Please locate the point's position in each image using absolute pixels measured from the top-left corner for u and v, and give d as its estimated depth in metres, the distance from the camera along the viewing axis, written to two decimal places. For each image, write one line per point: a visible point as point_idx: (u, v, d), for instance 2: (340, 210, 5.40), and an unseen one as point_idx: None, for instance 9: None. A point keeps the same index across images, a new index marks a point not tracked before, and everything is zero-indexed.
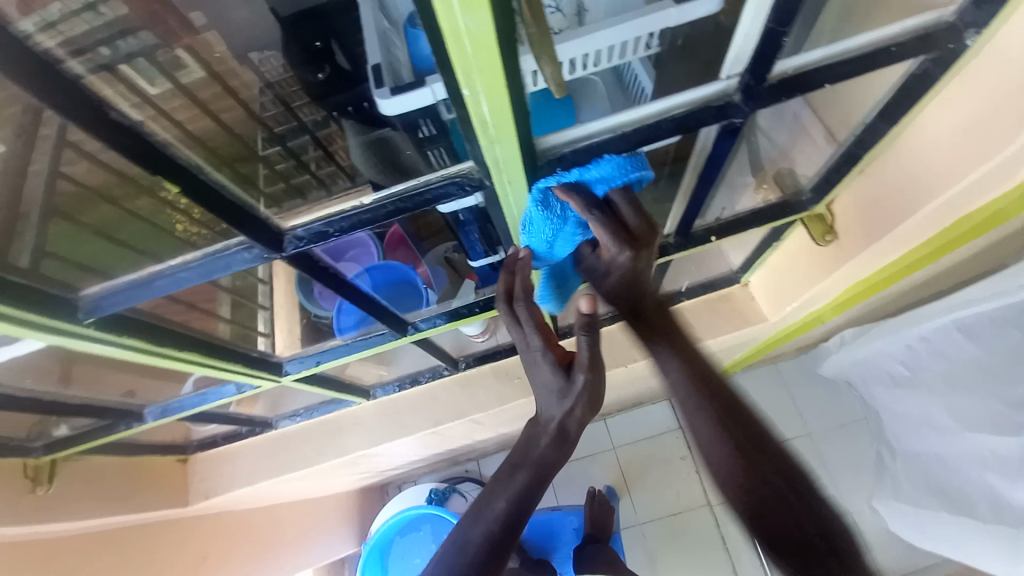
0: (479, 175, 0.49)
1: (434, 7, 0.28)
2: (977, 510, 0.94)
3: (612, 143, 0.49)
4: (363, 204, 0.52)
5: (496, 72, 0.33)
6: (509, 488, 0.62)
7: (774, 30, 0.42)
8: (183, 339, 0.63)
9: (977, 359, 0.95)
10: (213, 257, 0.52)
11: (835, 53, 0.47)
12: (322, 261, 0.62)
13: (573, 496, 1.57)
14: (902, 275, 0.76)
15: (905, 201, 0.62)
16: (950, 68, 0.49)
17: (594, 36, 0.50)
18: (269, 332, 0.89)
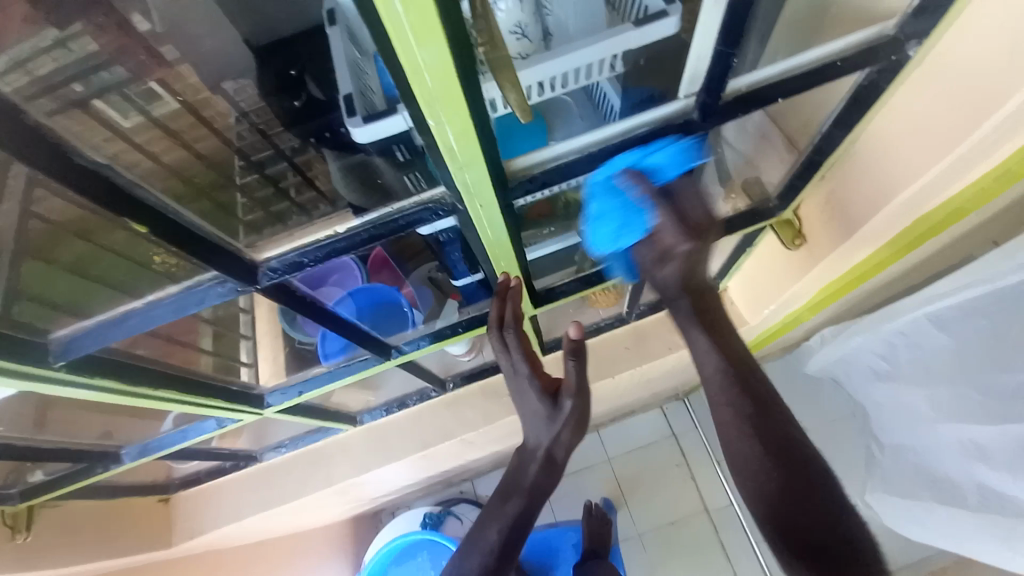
0: (451, 200, 0.49)
1: (393, 44, 0.29)
2: (965, 499, 0.93)
3: (579, 163, 0.51)
4: (337, 233, 0.52)
5: (458, 102, 0.34)
6: (500, 518, 0.63)
7: (724, 50, 0.44)
8: (158, 378, 0.62)
9: (949, 348, 0.99)
10: (186, 291, 0.52)
11: (786, 69, 0.49)
12: (299, 290, 0.61)
13: (570, 511, 1.56)
14: (872, 273, 0.78)
15: (867, 203, 0.64)
16: (896, 77, 0.52)
17: (559, 60, 0.51)
18: (252, 362, 0.88)
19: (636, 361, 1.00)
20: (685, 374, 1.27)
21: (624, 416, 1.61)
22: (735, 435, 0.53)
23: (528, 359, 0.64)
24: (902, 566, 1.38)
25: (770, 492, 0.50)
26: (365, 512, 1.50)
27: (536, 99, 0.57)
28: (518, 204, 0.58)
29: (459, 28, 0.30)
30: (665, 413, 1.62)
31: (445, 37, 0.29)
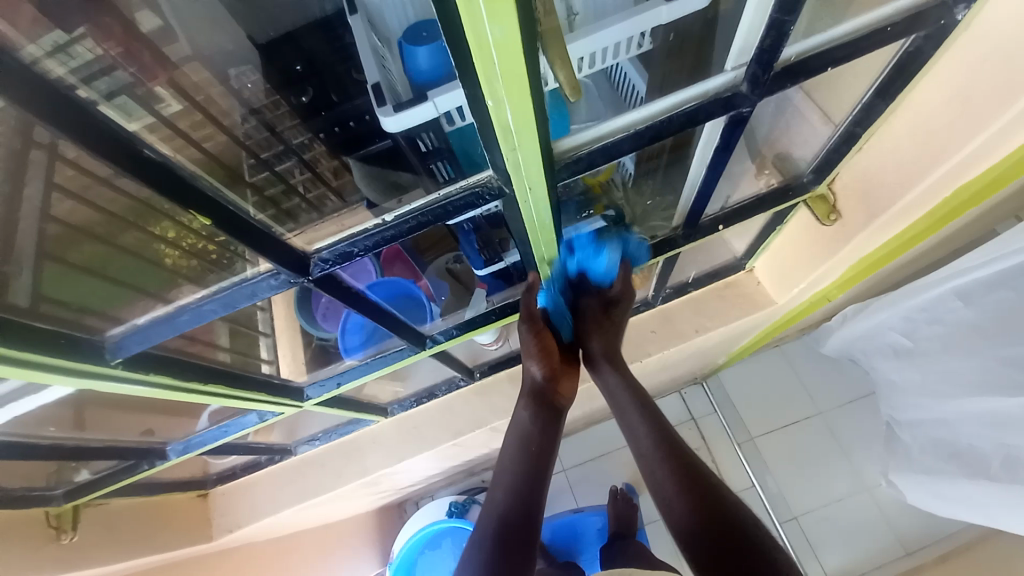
0: (498, 183, 0.49)
1: (461, 20, 0.29)
2: (991, 469, 0.96)
3: (626, 141, 0.51)
4: (385, 221, 0.53)
5: (518, 77, 0.33)
6: (505, 482, 0.69)
7: (779, 19, 0.43)
8: (205, 373, 0.65)
9: (972, 321, 0.96)
10: (237, 286, 0.54)
11: (828, 40, 0.48)
12: (345, 282, 0.64)
13: (593, 497, 1.58)
14: (905, 245, 0.77)
15: (908, 175, 0.62)
16: (942, 43, 0.50)
17: (594, 36, 0.52)
18: (272, 359, 0.85)
19: (664, 345, 0.99)
20: (707, 357, 1.27)
21: None
22: (641, 431, 0.70)
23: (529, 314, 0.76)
24: (928, 543, 1.38)
25: (672, 490, 0.64)
26: (392, 502, 1.53)
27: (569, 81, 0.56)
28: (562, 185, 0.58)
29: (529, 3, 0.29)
30: (683, 396, 1.63)
31: (514, 9, 0.28)
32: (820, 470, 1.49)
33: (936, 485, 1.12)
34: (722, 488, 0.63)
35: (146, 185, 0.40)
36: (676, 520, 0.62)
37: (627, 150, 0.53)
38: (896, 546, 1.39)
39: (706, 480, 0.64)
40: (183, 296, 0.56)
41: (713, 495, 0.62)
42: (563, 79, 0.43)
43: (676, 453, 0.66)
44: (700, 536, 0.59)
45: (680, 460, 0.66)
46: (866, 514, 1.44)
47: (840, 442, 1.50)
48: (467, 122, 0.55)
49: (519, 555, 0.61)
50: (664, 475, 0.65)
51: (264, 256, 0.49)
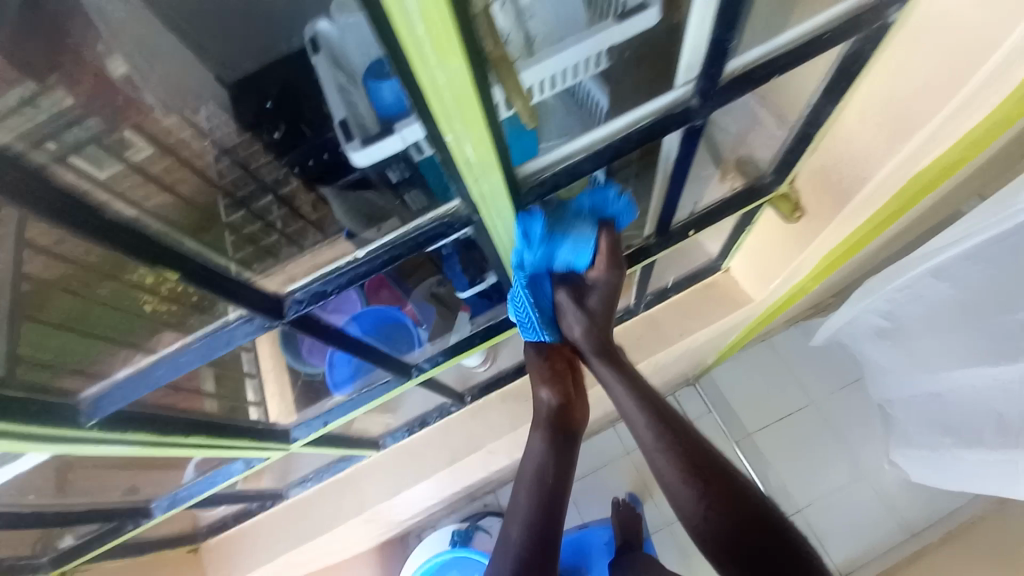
0: (466, 212, 0.52)
1: (411, 65, 0.30)
2: (987, 437, 0.99)
3: (588, 159, 0.55)
4: (357, 257, 0.57)
5: (473, 113, 0.35)
6: (518, 516, 0.68)
7: (720, 34, 0.46)
8: (186, 426, 0.64)
9: (949, 298, 0.98)
10: (213, 334, 0.55)
11: (770, 49, 0.51)
12: (322, 320, 0.64)
13: (598, 509, 1.56)
14: (872, 234, 0.80)
15: (861, 169, 0.65)
16: (879, 43, 0.53)
17: (549, 60, 0.53)
18: (259, 401, 0.81)
19: (651, 351, 1.00)
20: (695, 358, 1.28)
21: None
22: (651, 438, 0.66)
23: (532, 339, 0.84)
24: (931, 523, 1.40)
25: (690, 497, 0.62)
26: (394, 536, 1.50)
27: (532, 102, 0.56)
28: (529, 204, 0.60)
29: (475, 49, 0.31)
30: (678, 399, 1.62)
31: (461, 52, 0.29)
32: (816, 459, 1.50)
33: (936, 458, 1.18)
34: (741, 484, 0.62)
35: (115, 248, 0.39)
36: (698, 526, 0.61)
37: (588, 170, 0.56)
38: (899, 529, 1.41)
39: (724, 481, 0.62)
40: (162, 346, 0.56)
41: (735, 496, 0.61)
42: (518, 108, 0.44)
43: (692, 458, 0.64)
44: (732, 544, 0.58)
45: (696, 466, 0.63)
46: (866, 499, 1.45)
47: (834, 431, 1.52)
48: (426, 157, 0.54)
49: None
50: (681, 483, 0.62)
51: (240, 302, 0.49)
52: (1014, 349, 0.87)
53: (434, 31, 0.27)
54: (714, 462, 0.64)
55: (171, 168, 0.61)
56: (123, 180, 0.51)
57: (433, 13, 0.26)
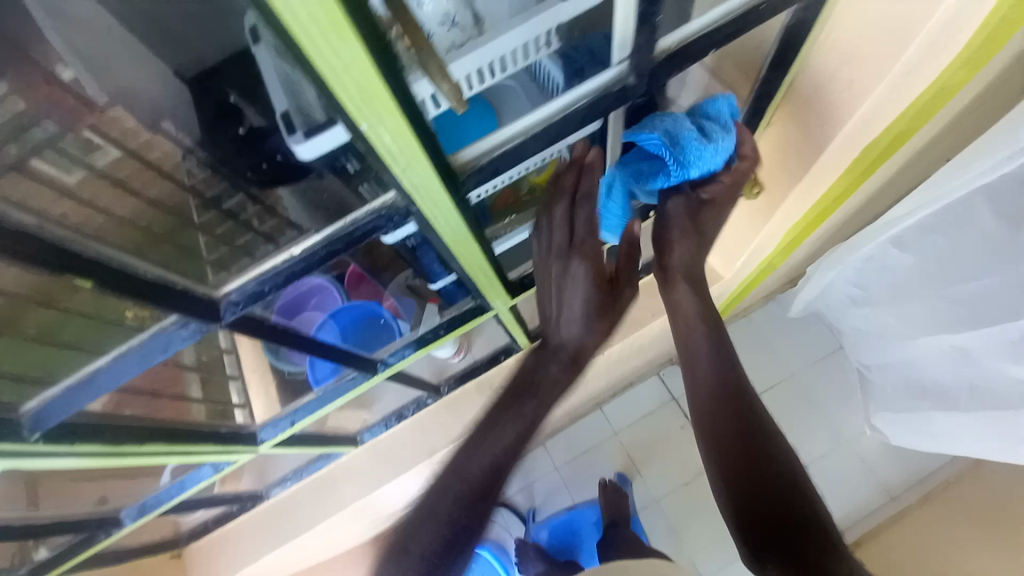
0: (403, 204, 0.49)
1: (306, 53, 0.29)
2: (960, 403, 1.00)
3: (527, 144, 0.53)
4: (293, 255, 0.53)
5: (385, 103, 0.35)
6: (476, 452, 0.61)
7: (646, 11, 0.45)
8: (142, 433, 0.63)
9: (912, 265, 1.00)
10: (150, 338, 0.51)
11: (708, 22, 0.51)
12: (267, 320, 0.61)
13: (587, 491, 1.59)
14: (833, 208, 0.81)
15: (814, 142, 0.65)
16: (821, 13, 0.52)
17: (492, 43, 0.52)
18: (244, 402, 0.88)
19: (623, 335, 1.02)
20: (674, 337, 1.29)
21: (624, 388, 1.63)
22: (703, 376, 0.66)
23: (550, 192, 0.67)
24: (908, 486, 1.44)
25: (730, 453, 0.61)
26: None
27: (481, 85, 0.57)
28: (472, 199, 0.60)
29: (376, 32, 0.30)
30: (662, 378, 1.64)
31: (358, 38, 0.28)
32: (797, 428, 1.53)
33: (913, 421, 1.19)
34: (780, 447, 0.60)
35: (27, 261, 0.37)
36: (728, 489, 0.59)
37: (531, 153, 0.54)
38: (879, 494, 1.45)
39: (760, 436, 0.61)
40: (101, 357, 0.53)
41: (771, 460, 0.59)
42: (448, 90, 0.42)
43: (737, 412, 0.63)
44: (751, 511, 0.56)
45: (741, 423, 0.62)
46: (846, 465, 1.49)
47: (814, 400, 1.55)
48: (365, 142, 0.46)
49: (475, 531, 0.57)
50: (721, 436, 0.62)
51: (169, 309, 0.47)
52: (974, 312, 0.89)
53: (322, 14, 0.26)
54: (758, 420, 0.62)
55: (142, 173, 0.60)
56: (90, 183, 0.53)
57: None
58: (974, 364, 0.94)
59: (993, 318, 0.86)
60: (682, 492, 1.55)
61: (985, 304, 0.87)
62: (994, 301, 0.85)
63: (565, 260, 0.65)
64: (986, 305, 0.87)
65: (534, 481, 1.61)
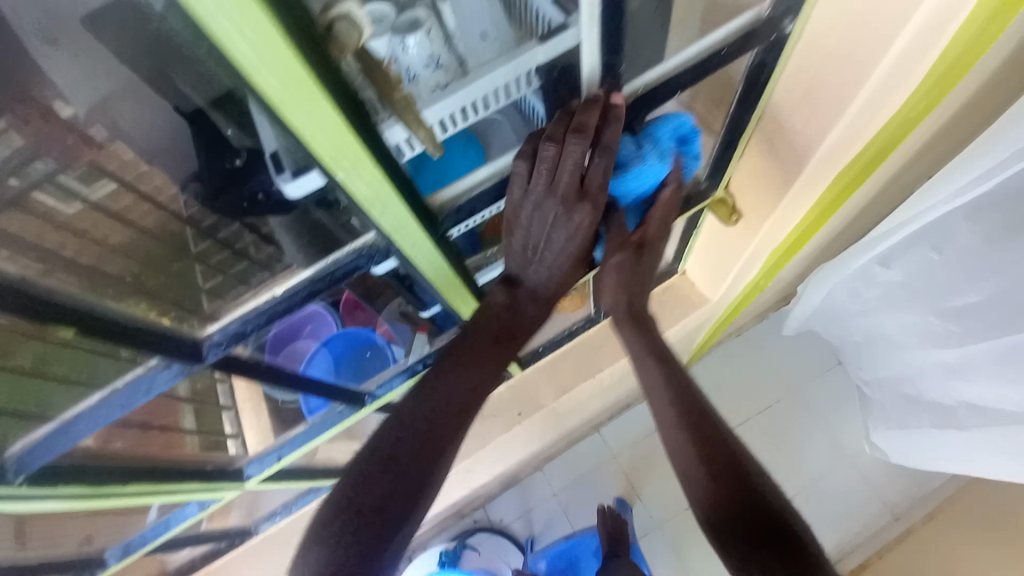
0: (382, 244, 0.57)
1: (281, 117, 0.35)
2: (959, 418, 1.00)
3: (497, 183, 0.63)
4: (276, 296, 0.60)
5: (353, 153, 0.41)
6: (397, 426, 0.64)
7: (609, 57, 0.55)
8: (126, 474, 0.64)
9: (900, 282, 1.00)
10: (131, 382, 0.54)
11: (672, 66, 0.58)
12: (252, 358, 0.67)
13: (587, 517, 1.56)
14: (814, 228, 0.82)
15: (788, 169, 0.68)
16: (780, 54, 0.58)
17: (473, 85, 0.54)
18: (237, 433, 0.87)
19: (613, 358, 1.02)
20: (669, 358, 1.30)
21: (621, 410, 1.62)
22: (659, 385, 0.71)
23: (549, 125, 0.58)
24: (911, 505, 1.41)
25: (690, 454, 0.64)
26: None
27: (463, 123, 0.59)
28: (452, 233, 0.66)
29: (340, 96, 0.37)
30: None
31: (323, 101, 0.35)
32: (796, 447, 1.51)
33: (909, 437, 1.19)
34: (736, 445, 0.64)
35: (20, 316, 0.42)
36: (696, 489, 0.62)
37: (500, 190, 0.65)
38: (883, 513, 1.42)
39: (714, 434, 0.65)
40: (89, 397, 0.54)
41: (733, 458, 0.62)
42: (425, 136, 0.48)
43: (691, 414, 0.67)
44: (722, 509, 0.59)
45: (697, 423, 0.66)
46: (849, 485, 1.47)
47: (813, 418, 1.54)
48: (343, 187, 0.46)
49: (405, 512, 0.59)
50: (683, 439, 0.65)
51: (155, 354, 0.52)
52: (968, 326, 0.90)
53: (291, 83, 0.33)
54: (712, 420, 0.66)
55: None
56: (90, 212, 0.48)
57: (287, 66, 0.31)
58: (966, 380, 0.95)
59: (987, 333, 0.86)
60: (684, 516, 1.52)
61: (974, 319, 0.88)
62: (983, 316, 0.86)
63: (569, 206, 0.60)
64: (977, 320, 0.87)
65: (532, 509, 1.59)
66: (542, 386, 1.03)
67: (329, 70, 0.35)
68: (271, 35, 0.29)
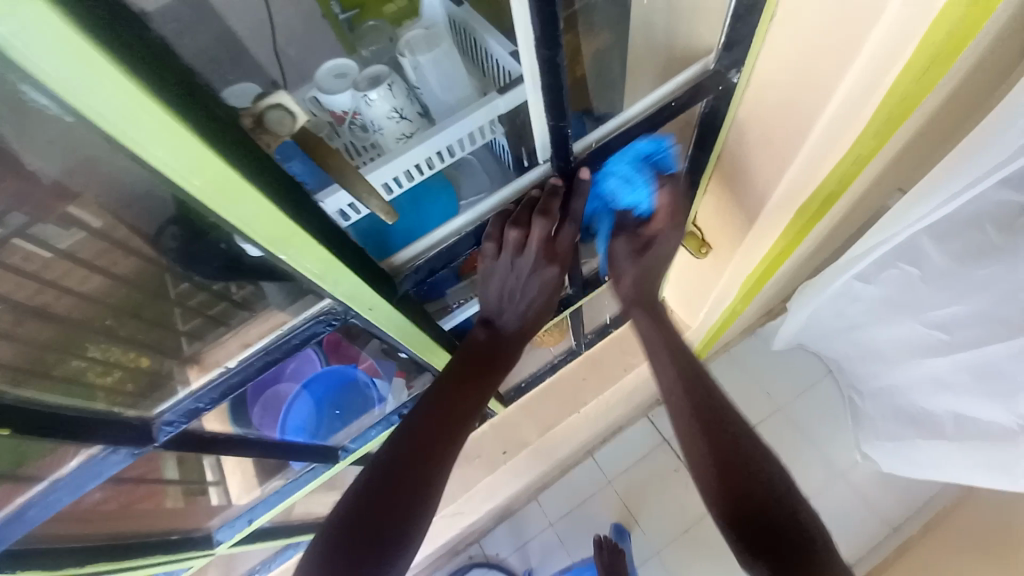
0: (340, 310, 0.56)
1: (215, 212, 0.38)
2: (946, 430, 1.00)
3: (459, 243, 0.61)
4: (228, 368, 0.59)
5: (294, 235, 0.43)
6: (401, 437, 0.64)
7: (557, 126, 0.53)
8: (85, 553, 0.63)
9: (880, 296, 1.02)
10: (81, 467, 0.55)
11: (626, 120, 0.60)
12: (207, 433, 0.66)
13: (584, 547, 1.52)
14: (783, 257, 0.84)
15: (753, 204, 0.71)
16: (730, 101, 0.61)
17: (436, 136, 0.53)
18: (220, 479, 0.81)
19: (597, 389, 1.03)
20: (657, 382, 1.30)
21: (614, 434, 1.60)
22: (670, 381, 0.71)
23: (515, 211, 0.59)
24: (908, 516, 1.41)
25: (705, 451, 0.64)
26: None
27: (427, 173, 0.58)
28: (409, 294, 0.64)
29: (275, 187, 0.39)
30: (652, 421, 1.61)
31: (257, 194, 0.37)
32: (791, 463, 1.50)
33: (899, 449, 1.18)
34: (754, 441, 0.63)
35: None
36: (712, 489, 0.61)
37: (464, 249, 0.62)
38: (881, 526, 1.41)
39: (727, 429, 0.65)
40: (72, 460, 0.54)
41: (748, 454, 0.62)
42: (377, 206, 0.49)
43: (704, 412, 0.67)
44: (738, 508, 0.59)
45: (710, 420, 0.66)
46: (846, 500, 1.45)
47: (804, 432, 1.53)
48: (287, 260, 0.45)
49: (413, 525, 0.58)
50: (695, 438, 0.65)
51: (89, 440, 0.52)
52: (949, 338, 0.91)
53: (217, 180, 0.35)
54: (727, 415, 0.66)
55: None
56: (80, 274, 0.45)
57: (209, 167, 0.33)
58: (951, 391, 0.95)
59: (967, 345, 0.87)
60: (683, 541, 1.49)
61: (958, 332, 0.88)
62: (967, 328, 0.87)
63: (538, 263, 0.63)
64: (958, 333, 0.88)
65: (528, 542, 1.55)
66: (528, 421, 1.02)
67: (257, 164, 0.37)
68: (185, 144, 0.31)
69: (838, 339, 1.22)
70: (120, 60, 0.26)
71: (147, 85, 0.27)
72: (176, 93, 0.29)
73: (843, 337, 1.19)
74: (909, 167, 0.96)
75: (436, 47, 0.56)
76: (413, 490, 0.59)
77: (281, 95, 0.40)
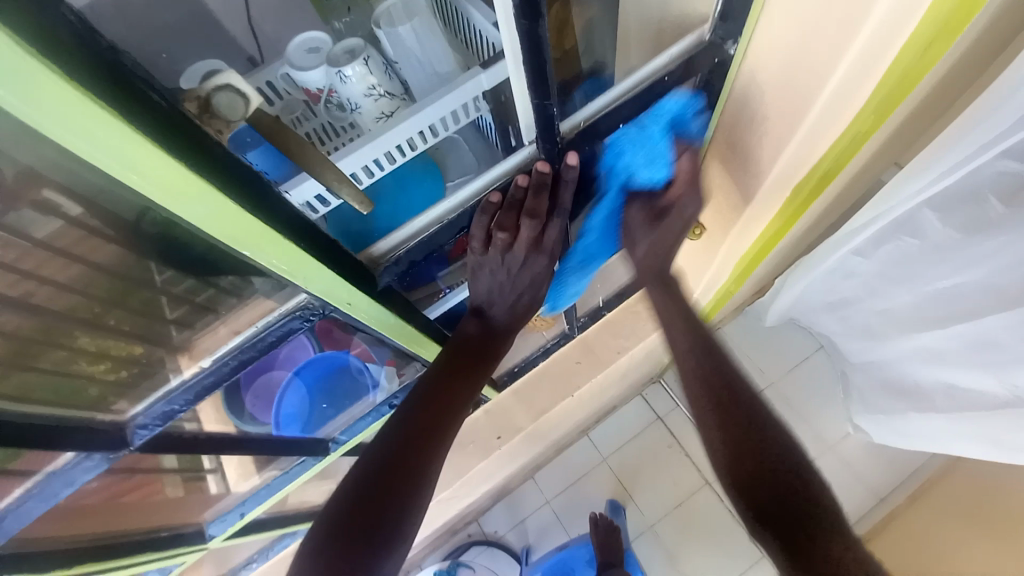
0: (318, 305, 0.54)
1: (169, 210, 0.36)
2: (935, 404, 1.01)
3: (440, 233, 0.58)
4: (203, 368, 0.56)
5: (259, 231, 0.41)
6: (399, 424, 0.64)
7: (541, 104, 0.50)
8: (69, 555, 0.63)
9: (878, 271, 1.00)
10: (52, 475, 0.53)
11: (621, 94, 0.57)
12: (187, 433, 0.64)
13: (580, 524, 1.55)
14: (778, 238, 0.83)
15: (748, 184, 0.69)
16: (726, 75, 0.59)
17: (417, 114, 0.50)
18: (216, 467, 0.81)
19: (591, 372, 1.02)
20: (651, 362, 1.29)
21: (607, 413, 1.60)
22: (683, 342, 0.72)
23: (501, 210, 0.58)
24: (897, 486, 1.43)
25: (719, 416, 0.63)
26: None
27: (408, 157, 0.55)
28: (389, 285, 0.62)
29: (230, 181, 0.36)
30: (645, 399, 1.61)
31: (211, 190, 0.35)
32: None
33: (890, 421, 1.19)
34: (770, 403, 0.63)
35: None
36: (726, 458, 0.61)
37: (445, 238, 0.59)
38: (869, 497, 1.44)
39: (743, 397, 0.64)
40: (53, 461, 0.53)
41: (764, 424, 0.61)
42: (349, 196, 0.47)
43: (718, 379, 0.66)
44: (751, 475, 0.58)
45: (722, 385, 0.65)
46: (838, 471, 1.47)
47: (797, 407, 1.54)
48: (252, 255, 0.44)
49: (414, 501, 0.58)
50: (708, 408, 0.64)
51: (64, 447, 0.50)
52: (946, 311, 0.90)
53: (163, 178, 0.33)
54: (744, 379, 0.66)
55: None
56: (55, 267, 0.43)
57: (155, 163, 0.32)
58: (946, 364, 0.95)
59: (963, 318, 0.86)
60: (676, 516, 1.52)
61: (954, 305, 0.88)
62: (962, 304, 0.86)
63: (527, 259, 0.64)
64: (952, 308, 0.88)
65: (525, 520, 1.57)
66: (521, 406, 1.02)
67: (211, 157, 0.35)
68: (125, 139, 0.29)
69: (830, 312, 1.21)
70: (33, 48, 0.24)
71: (71, 77, 0.26)
72: (105, 84, 0.28)
73: (838, 313, 1.19)
74: (908, 138, 0.93)
75: (416, 16, 0.52)
76: (412, 474, 0.59)
77: (229, 76, 0.38)
